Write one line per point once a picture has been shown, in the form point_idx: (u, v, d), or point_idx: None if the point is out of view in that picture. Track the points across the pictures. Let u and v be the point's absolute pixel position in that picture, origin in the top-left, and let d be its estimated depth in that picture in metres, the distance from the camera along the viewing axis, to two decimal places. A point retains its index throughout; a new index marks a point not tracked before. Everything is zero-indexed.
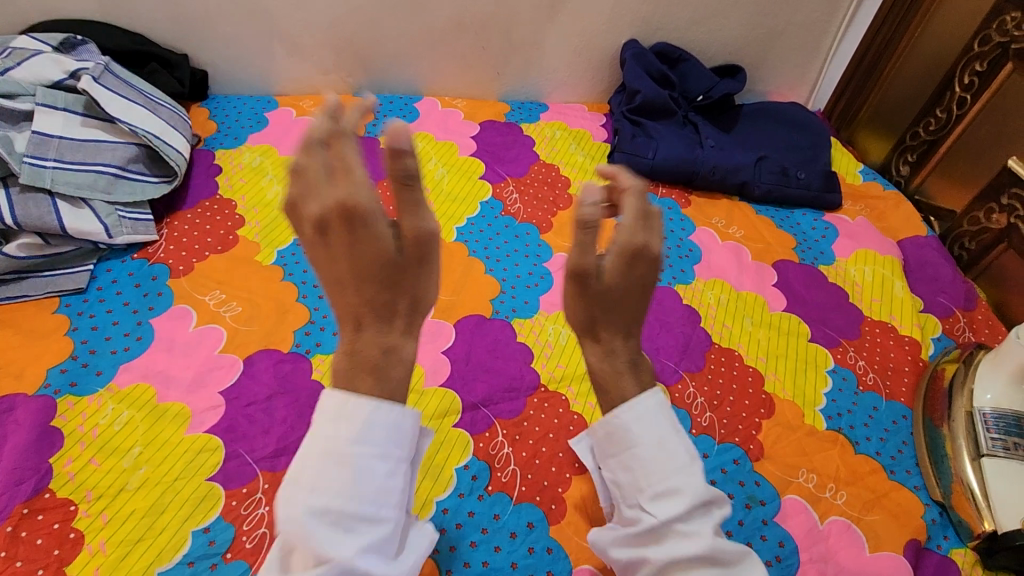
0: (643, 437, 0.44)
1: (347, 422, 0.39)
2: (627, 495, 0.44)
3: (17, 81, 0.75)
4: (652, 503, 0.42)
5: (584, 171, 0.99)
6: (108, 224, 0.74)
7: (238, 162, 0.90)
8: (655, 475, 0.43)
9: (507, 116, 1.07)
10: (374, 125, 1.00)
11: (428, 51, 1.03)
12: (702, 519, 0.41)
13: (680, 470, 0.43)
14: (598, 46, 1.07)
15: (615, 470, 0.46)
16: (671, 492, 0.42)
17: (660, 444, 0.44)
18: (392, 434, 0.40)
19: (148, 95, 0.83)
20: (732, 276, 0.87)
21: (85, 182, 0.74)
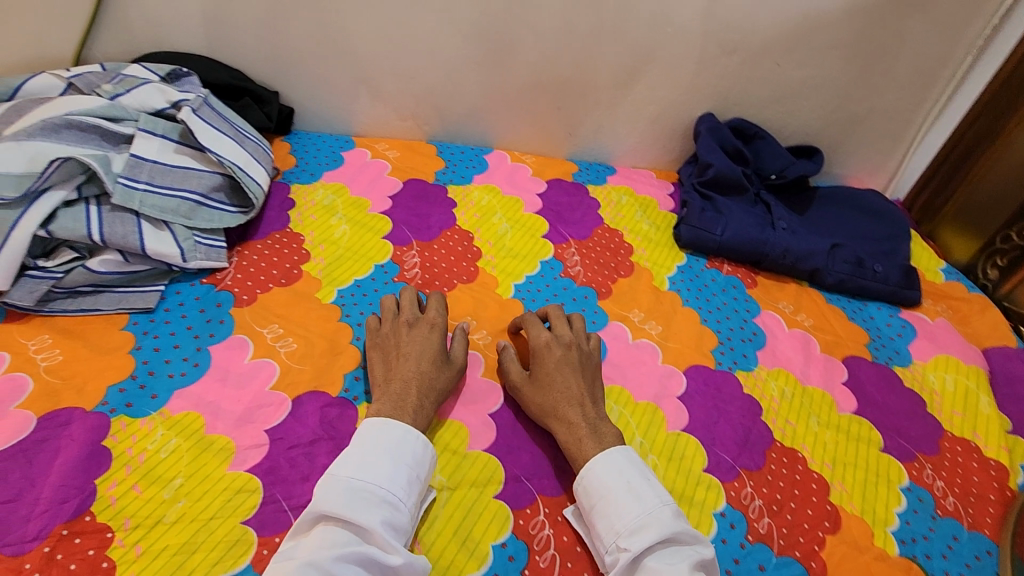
0: (616, 483, 0.59)
1: (387, 435, 0.59)
2: (609, 540, 0.57)
3: (124, 106, 0.80)
4: (628, 542, 0.56)
5: (648, 240, 0.98)
6: (184, 248, 0.76)
7: (312, 198, 0.92)
8: (630, 517, 0.57)
9: (575, 177, 1.07)
10: (443, 173, 1.02)
11: (504, 106, 1.04)
12: (665, 553, 0.55)
13: (650, 513, 0.57)
14: (674, 116, 1.06)
15: (597, 515, 0.59)
16: (642, 529, 0.56)
17: (633, 490, 0.58)
18: (414, 452, 0.59)
19: (238, 128, 0.87)
20: (797, 367, 0.83)
21: (170, 206, 0.77)
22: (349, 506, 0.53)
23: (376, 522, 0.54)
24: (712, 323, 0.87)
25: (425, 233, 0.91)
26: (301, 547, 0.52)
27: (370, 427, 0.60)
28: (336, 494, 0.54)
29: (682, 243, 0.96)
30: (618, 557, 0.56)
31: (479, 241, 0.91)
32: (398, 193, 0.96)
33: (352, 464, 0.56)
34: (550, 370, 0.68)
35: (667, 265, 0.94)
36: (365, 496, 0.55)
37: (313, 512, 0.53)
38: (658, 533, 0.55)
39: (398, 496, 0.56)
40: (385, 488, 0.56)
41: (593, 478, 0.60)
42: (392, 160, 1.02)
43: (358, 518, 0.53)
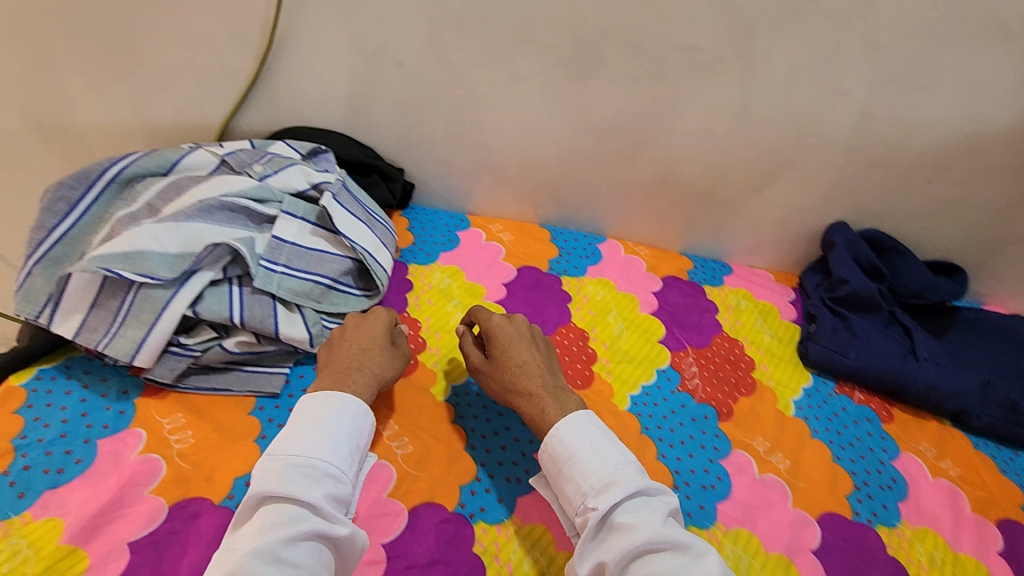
0: (581, 446, 0.62)
1: (329, 409, 0.62)
2: (577, 502, 0.60)
3: (269, 187, 0.83)
4: (595, 502, 0.58)
5: (770, 354, 0.92)
6: (312, 333, 0.77)
7: (429, 281, 0.92)
8: (596, 475, 0.60)
9: (690, 275, 1.03)
10: (557, 262, 1.00)
11: (623, 199, 1.02)
12: (634, 505, 0.58)
13: (615, 470, 0.60)
14: (802, 222, 1.01)
15: (563, 479, 0.62)
16: (609, 487, 0.59)
17: (597, 450, 0.62)
18: (352, 421, 0.62)
19: (369, 211, 0.89)
20: (946, 528, 0.74)
21: (304, 289, 0.78)
22: (291, 481, 0.55)
23: (319, 495, 0.55)
24: (845, 461, 0.80)
25: (540, 329, 0.88)
26: (246, 528, 0.53)
27: (306, 405, 0.62)
28: (277, 473, 0.55)
29: (810, 362, 0.90)
30: (587, 516, 0.58)
31: (594, 341, 0.88)
32: (513, 281, 0.95)
33: (291, 441, 0.58)
34: (506, 346, 0.74)
35: (792, 386, 0.88)
36: (308, 470, 0.56)
37: (257, 494, 0.54)
38: (624, 488, 0.58)
39: (338, 467, 0.58)
40: (328, 461, 0.58)
41: (552, 450, 0.63)
42: (506, 244, 1.02)
43: (304, 493, 0.54)
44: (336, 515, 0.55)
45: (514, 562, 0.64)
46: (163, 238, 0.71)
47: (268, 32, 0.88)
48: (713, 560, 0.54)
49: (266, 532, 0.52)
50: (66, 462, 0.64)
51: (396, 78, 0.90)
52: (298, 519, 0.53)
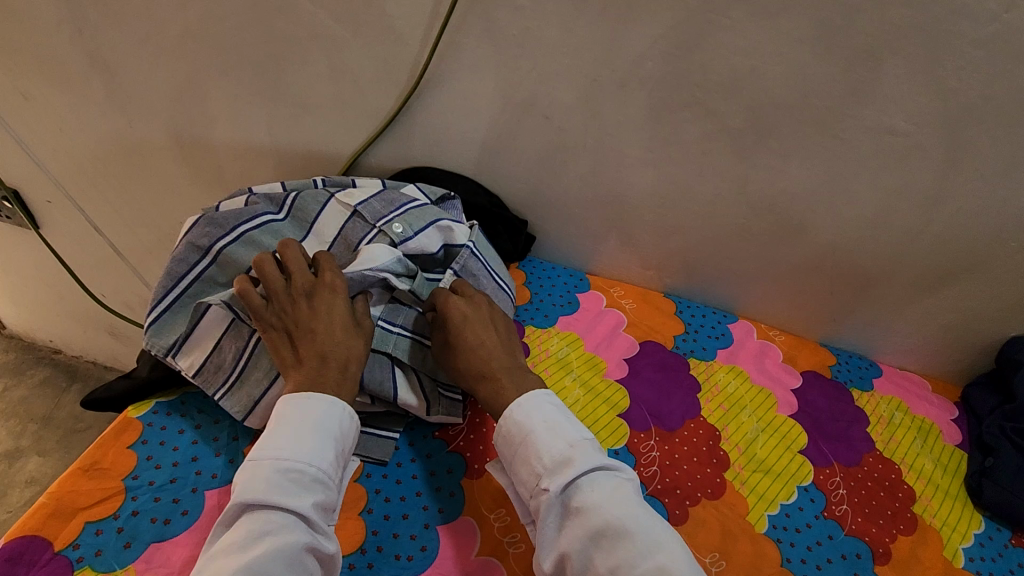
0: (541, 426, 0.61)
1: (312, 411, 0.59)
2: (532, 486, 0.59)
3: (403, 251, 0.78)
4: (550, 485, 0.57)
5: (933, 485, 0.79)
6: (428, 400, 0.72)
7: (546, 347, 0.85)
8: (552, 453, 0.59)
9: (833, 372, 0.91)
10: (684, 339, 0.91)
11: (764, 279, 0.92)
12: (595, 481, 0.56)
13: (570, 453, 0.58)
14: (975, 330, 0.88)
15: (519, 464, 0.61)
16: (565, 468, 0.57)
17: (554, 430, 0.60)
18: (336, 422, 0.60)
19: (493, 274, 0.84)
20: None
21: (420, 355, 0.74)
22: (277, 489, 0.52)
23: (307, 503, 0.53)
24: None
25: (666, 419, 0.79)
26: (226, 540, 0.50)
27: (288, 405, 0.59)
28: (259, 481, 0.53)
29: (982, 503, 0.77)
30: (544, 499, 0.57)
31: (726, 442, 0.78)
32: (635, 357, 0.87)
33: (274, 445, 0.55)
34: (461, 329, 0.71)
35: (962, 529, 0.75)
36: (294, 477, 0.54)
37: (240, 504, 0.52)
38: (583, 465, 0.56)
39: (327, 472, 0.56)
40: (314, 466, 0.55)
41: (514, 440, 0.61)
42: (628, 312, 0.94)
43: (289, 500, 0.52)
44: (319, 521, 0.53)
45: None
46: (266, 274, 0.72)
47: (415, 77, 0.86)
48: (683, 553, 0.52)
49: (250, 545, 0.49)
50: (173, 513, 0.61)
51: (540, 131, 0.86)
52: (284, 529, 0.51)
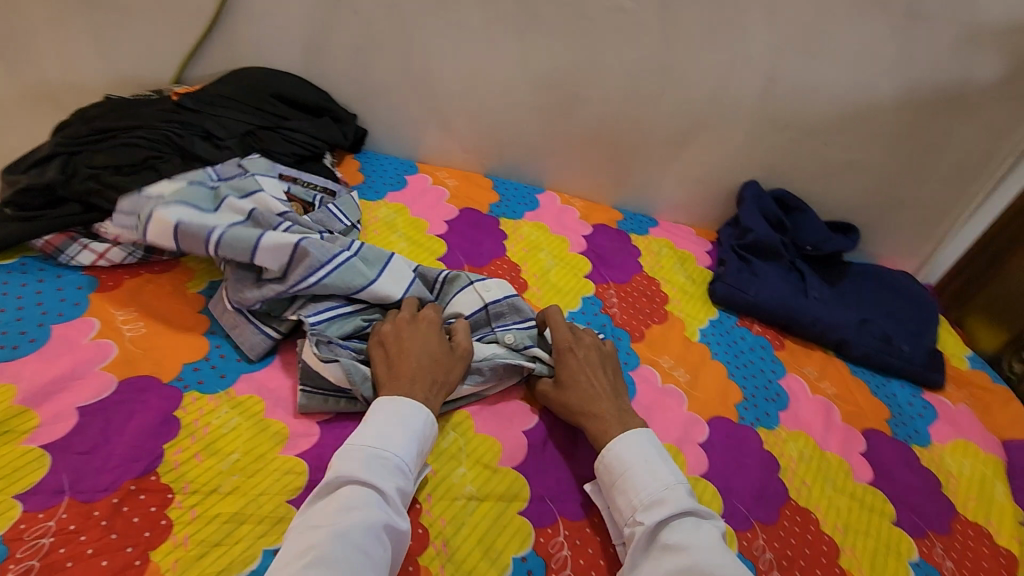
0: (636, 461, 0.65)
1: (401, 406, 0.64)
2: (627, 514, 0.62)
3: (500, 317, 0.82)
4: (642, 517, 0.61)
5: (683, 291, 1.02)
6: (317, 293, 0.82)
7: (375, 214, 1.00)
8: (648, 491, 0.62)
9: (619, 224, 1.13)
10: (497, 206, 1.09)
11: (559, 152, 1.13)
12: (683, 525, 0.59)
13: (666, 489, 0.62)
14: (718, 180, 1.12)
15: (617, 494, 0.64)
16: (658, 504, 0.61)
17: (650, 467, 0.64)
18: (424, 426, 0.64)
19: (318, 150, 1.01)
20: (817, 432, 0.85)
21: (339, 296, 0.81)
22: (366, 469, 0.58)
23: (390, 487, 0.58)
24: (738, 378, 0.90)
25: (476, 259, 0.97)
26: (322, 508, 0.56)
27: (384, 404, 0.64)
28: (357, 461, 0.59)
29: (716, 299, 1.01)
30: (637, 530, 0.61)
31: (525, 273, 0.97)
32: (455, 219, 1.03)
33: (372, 435, 0.61)
34: (574, 369, 0.75)
35: (699, 316, 0.99)
36: (379, 462, 0.60)
37: (341, 479, 0.58)
38: (673, 506, 0.60)
39: (409, 465, 0.61)
40: (398, 456, 0.61)
41: (608, 467, 0.66)
42: (450, 188, 1.10)
43: (377, 483, 0.58)
44: (400, 511, 0.58)
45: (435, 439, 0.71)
46: (367, 266, 0.79)
47: None
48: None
49: (339, 515, 0.55)
50: (21, 340, 0.69)
51: (355, 26, 1.02)
52: (374, 510, 0.56)
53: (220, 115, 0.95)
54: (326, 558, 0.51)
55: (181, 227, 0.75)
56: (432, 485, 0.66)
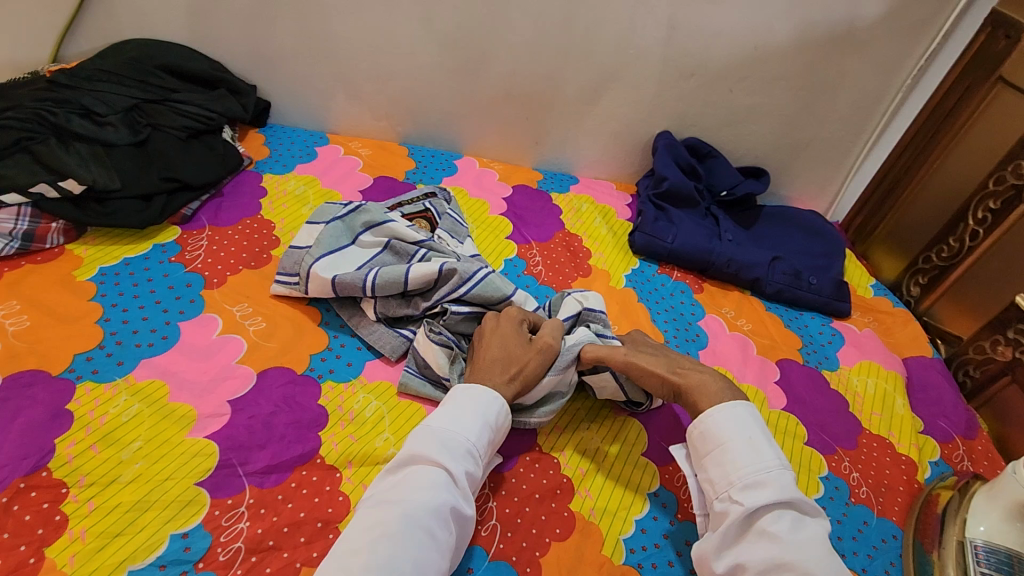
0: (736, 437, 0.59)
1: (479, 395, 0.63)
2: (720, 488, 0.58)
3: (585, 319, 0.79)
4: (740, 497, 0.56)
5: (606, 244, 1.03)
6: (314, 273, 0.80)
7: (283, 188, 0.96)
8: (747, 470, 0.57)
9: (540, 184, 1.13)
10: (414, 173, 1.07)
11: (474, 114, 1.11)
12: (784, 517, 0.54)
13: (767, 470, 0.56)
14: (634, 132, 1.13)
15: (713, 466, 0.59)
16: (759, 485, 0.55)
17: (753, 445, 0.58)
18: (501, 411, 0.63)
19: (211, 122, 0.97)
20: (735, 366, 0.87)
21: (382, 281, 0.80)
22: (439, 452, 0.57)
23: (460, 470, 0.57)
24: (660, 322, 0.91)
25: None
26: (393, 487, 0.55)
27: (461, 391, 0.63)
28: (429, 441, 0.58)
29: (637, 249, 1.03)
30: (731, 508, 0.56)
31: None
32: (369, 188, 1.01)
33: (445, 418, 0.60)
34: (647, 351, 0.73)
35: (622, 266, 1.00)
36: (452, 446, 0.58)
37: (412, 457, 0.57)
38: (777, 492, 0.54)
39: (479, 450, 0.59)
40: (470, 440, 0.59)
41: (709, 439, 0.60)
42: (364, 157, 1.07)
43: (450, 465, 0.56)
44: (468, 495, 0.56)
45: (357, 409, 0.69)
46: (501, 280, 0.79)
47: None
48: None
49: (410, 496, 0.54)
50: None
51: None
52: (442, 491, 0.54)
53: (98, 89, 0.89)
54: (393, 536, 0.50)
55: (337, 283, 0.75)
56: (353, 452, 0.65)
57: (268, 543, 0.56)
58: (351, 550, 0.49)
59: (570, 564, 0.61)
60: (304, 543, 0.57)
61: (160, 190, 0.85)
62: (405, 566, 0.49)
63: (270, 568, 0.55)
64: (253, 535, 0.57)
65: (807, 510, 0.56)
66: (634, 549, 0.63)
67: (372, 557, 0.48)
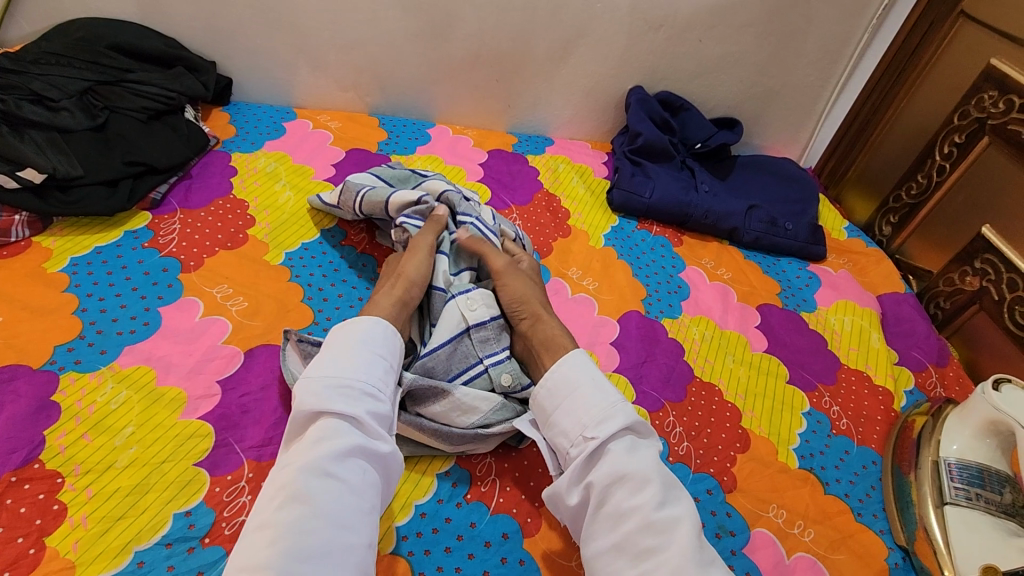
0: (583, 380, 0.61)
1: (361, 334, 0.59)
2: (572, 434, 0.58)
3: (485, 343, 0.70)
4: (594, 432, 0.57)
5: (584, 204, 1.03)
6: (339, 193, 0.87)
7: (254, 166, 0.94)
8: (593, 410, 0.58)
9: (515, 147, 1.12)
10: (386, 144, 1.05)
11: (443, 79, 1.09)
12: (625, 440, 0.57)
13: (614, 404, 0.59)
14: (606, 88, 1.12)
15: (561, 415, 0.60)
16: (607, 418, 0.57)
17: (596, 385, 0.61)
18: (386, 344, 0.60)
19: (166, 98, 0.93)
20: (717, 314, 0.89)
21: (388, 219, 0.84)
22: (331, 400, 0.53)
23: (361, 411, 0.54)
24: (641, 277, 0.93)
25: None
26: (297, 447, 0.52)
27: (340, 335, 0.59)
28: (319, 392, 0.54)
29: (615, 207, 1.03)
30: (582, 446, 0.57)
31: None
32: (342, 161, 0.99)
33: (327, 364, 0.56)
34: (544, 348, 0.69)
35: (601, 225, 1.01)
36: (344, 390, 0.54)
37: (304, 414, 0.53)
38: (622, 419, 0.57)
39: (376, 386, 0.56)
40: (363, 380, 0.56)
41: (560, 387, 0.61)
42: (334, 130, 1.05)
43: (344, 409, 0.53)
44: (376, 430, 0.55)
45: None
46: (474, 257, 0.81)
47: None
48: (691, 508, 0.53)
49: (314, 452, 0.51)
50: None
51: None
52: (345, 436, 0.52)
53: (47, 73, 0.85)
54: (298, 495, 0.48)
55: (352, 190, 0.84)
56: None
57: None
58: (259, 525, 0.47)
59: None
60: None
61: (126, 174, 0.82)
62: (320, 520, 0.47)
63: None
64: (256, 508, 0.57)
65: (643, 434, 0.59)
66: None
67: (282, 523, 0.46)
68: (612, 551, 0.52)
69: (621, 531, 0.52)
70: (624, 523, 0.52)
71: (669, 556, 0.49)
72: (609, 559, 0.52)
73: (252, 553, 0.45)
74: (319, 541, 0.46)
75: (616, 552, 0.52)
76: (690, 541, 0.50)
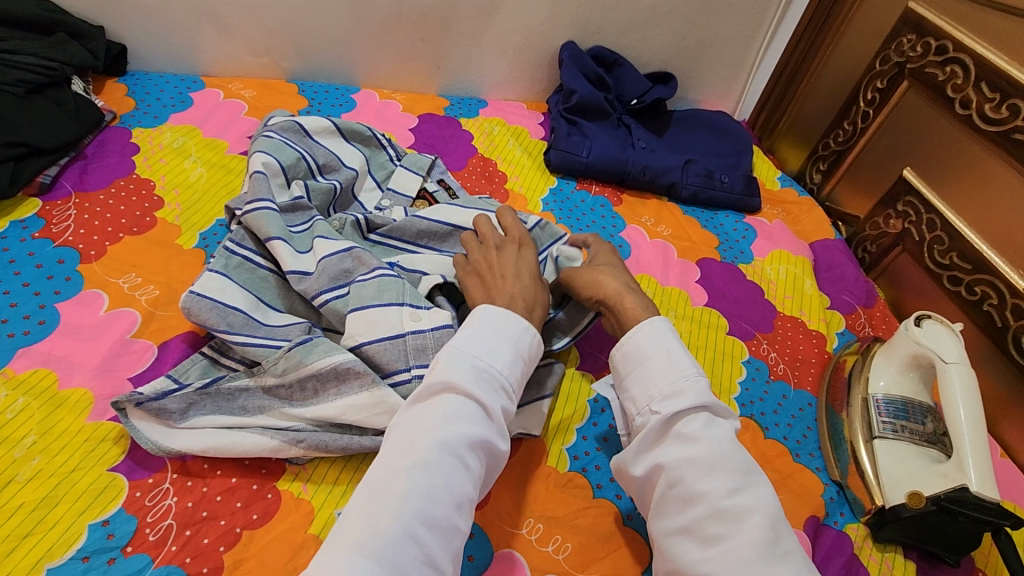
0: (657, 350, 0.58)
1: (509, 321, 0.56)
2: (641, 403, 0.57)
3: (420, 353, 0.61)
4: (661, 406, 0.55)
5: (521, 167, 1.00)
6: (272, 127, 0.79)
7: (158, 141, 0.86)
8: (664, 382, 0.56)
9: (446, 110, 1.07)
10: (308, 112, 0.98)
11: (365, 40, 1.02)
12: (699, 419, 0.54)
13: (687, 378, 0.56)
14: (537, 45, 1.08)
15: (631, 383, 0.59)
16: (679, 395, 0.55)
17: (670, 357, 0.58)
18: (530, 342, 0.57)
19: (45, 68, 0.83)
20: (659, 271, 0.89)
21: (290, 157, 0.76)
22: (476, 383, 0.51)
23: (496, 405, 0.51)
24: None
25: None
26: (427, 415, 0.49)
27: (491, 313, 0.56)
28: (463, 370, 0.51)
29: (553, 168, 1.01)
30: (651, 419, 0.55)
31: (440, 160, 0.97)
32: None
33: (478, 345, 0.53)
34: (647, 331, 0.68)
35: (540, 188, 0.98)
36: (488, 378, 0.52)
37: (440, 383, 0.50)
38: (693, 397, 0.54)
39: (513, 385, 0.54)
40: (505, 374, 0.53)
41: (632, 355, 0.59)
42: (248, 100, 0.97)
43: (484, 400, 0.51)
44: (502, 428, 0.52)
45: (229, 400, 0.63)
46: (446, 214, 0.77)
47: None
48: (768, 497, 0.50)
49: (445, 428, 0.48)
50: None
51: None
52: (474, 423, 0.49)
53: None
54: (430, 466, 0.46)
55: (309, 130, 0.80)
56: None
57: (201, 515, 0.53)
58: (389, 477, 0.45)
59: (517, 480, 0.62)
60: (241, 507, 0.55)
61: (6, 156, 0.73)
62: (443, 498, 0.45)
63: (208, 539, 0.52)
64: (182, 510, 0.54)
65: (720, 413, 0.56)
66: (577, 456, 0.65)
67: (410, 488, 0.44)
68: (682, 533, 0.50)
69: (688, 513, 0.50)
70: (692, 506, 0.50)
71: (736, 544, 0.47)
72: (677, 539, 0.51)
73: (378, 506, 0.44)
74: (436, 517, 0.44)
75: (684, 533, 0.50)
76: (763, 532, 0.47)
